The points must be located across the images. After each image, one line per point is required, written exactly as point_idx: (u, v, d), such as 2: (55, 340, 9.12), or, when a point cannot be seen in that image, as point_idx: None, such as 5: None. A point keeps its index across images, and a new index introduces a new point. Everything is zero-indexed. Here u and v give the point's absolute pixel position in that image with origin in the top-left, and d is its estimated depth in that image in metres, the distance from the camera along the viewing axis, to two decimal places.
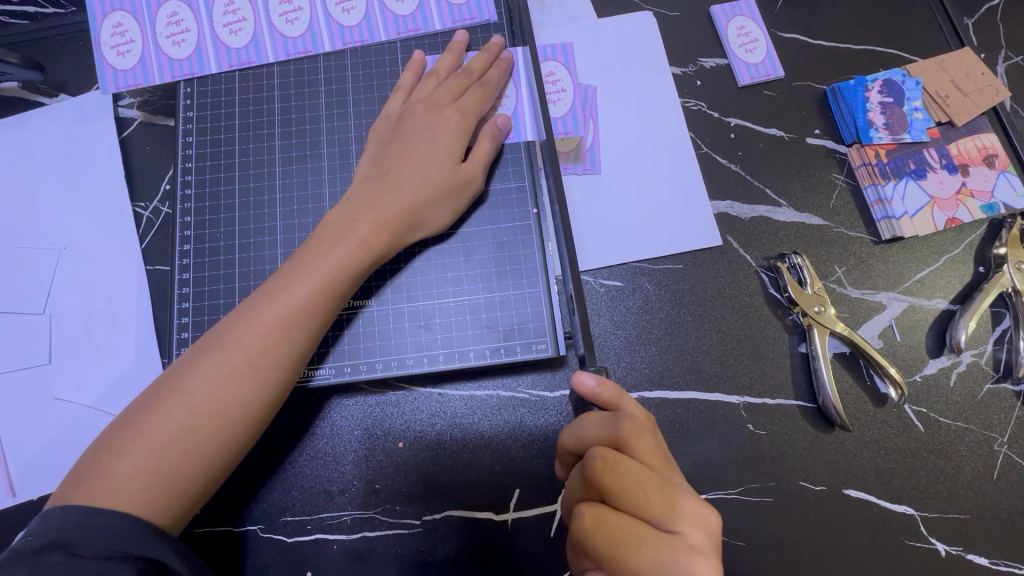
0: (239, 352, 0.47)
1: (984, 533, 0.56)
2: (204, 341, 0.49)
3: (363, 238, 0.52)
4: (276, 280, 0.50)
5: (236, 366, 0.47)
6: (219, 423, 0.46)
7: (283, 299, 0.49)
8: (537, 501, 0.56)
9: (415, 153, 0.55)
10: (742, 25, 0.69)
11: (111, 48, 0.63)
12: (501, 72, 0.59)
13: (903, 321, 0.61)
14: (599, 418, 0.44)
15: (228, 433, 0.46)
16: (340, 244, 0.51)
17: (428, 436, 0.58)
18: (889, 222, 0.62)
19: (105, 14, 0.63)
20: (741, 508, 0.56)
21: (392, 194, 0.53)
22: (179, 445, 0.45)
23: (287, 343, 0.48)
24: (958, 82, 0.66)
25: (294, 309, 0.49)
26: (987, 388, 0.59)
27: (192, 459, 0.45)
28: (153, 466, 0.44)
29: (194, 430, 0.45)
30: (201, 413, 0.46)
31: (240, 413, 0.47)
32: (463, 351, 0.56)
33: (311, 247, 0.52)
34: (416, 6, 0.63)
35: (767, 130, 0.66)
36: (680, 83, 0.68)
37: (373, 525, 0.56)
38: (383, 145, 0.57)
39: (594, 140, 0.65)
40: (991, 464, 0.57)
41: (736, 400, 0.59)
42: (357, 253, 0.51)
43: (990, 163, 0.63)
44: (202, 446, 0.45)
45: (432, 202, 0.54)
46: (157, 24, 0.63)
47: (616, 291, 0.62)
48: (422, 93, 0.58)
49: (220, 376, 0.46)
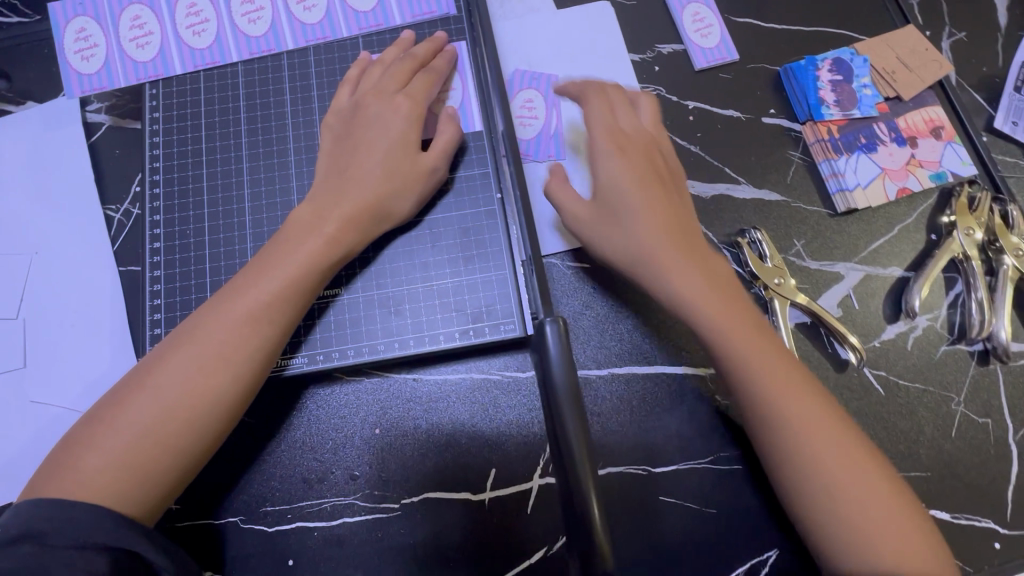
0: (208, 345, 0.48)
1: (945, 489, 0.58)
2: (173, 336, 0.50)
3: (329, 230, 0.53)
4: (244, 275, 0.51)
5: (205, 360, 0.48)
6: (189, 415, 0.47)
7: (253, 292, 0.50)
8: (512, 479, 0.57)
9: (372, 144, 0.56)
10: (696, 11, 0.71)
11: (75, 53, 0.64)
12: (446, 61, 0.61)
13: (861, 289, 0.63)
14: (644, 124, 0.61)
15: (199, 425, 0.47)
16: (306, 237, 0.52)
17: (405, 422, 0.59)
18: (843, 194, 0.64)
19: (68, 20, 0.64)
20: (712, 476, 0.58)
21: (353, 185, 0.55)
22: (149, 437, 0.46)
23: (256, 335, 0.49)
24: (904, 59, 0.68)
25: (262, 302, 0.50)
26: (943, 350, 0.61)
27: (162, 451, 0.46)
28: (124, 459, 0.45)
29: (164, 422, 0.46)
30: (171, 405, 0.46)
31: (211, 405, 0.47)
32: (433, 335, 0.57)
33: (279, 241, 0.53)
34: (376, 2, 0.64)
35: (724, 112, 0.68)
36: (639, 69, 0.70)
37: (353, 511, 0.57)
38: (343, 137, 0.58)
39: (558, 126, 0.66)
40: (949, 423, 0.59)
41: (703, 371, 0.60)
42: (323, 243, 0.52)
43: (937, 135, 0.66)
44: (172, 438, 0.46)
45: (393, 192, 0.56)
46: (120, 28, 0.64)
47: (583, 272, 0.63)
48: (368, 85, 0.59)
49: (189, 369, 0.47)
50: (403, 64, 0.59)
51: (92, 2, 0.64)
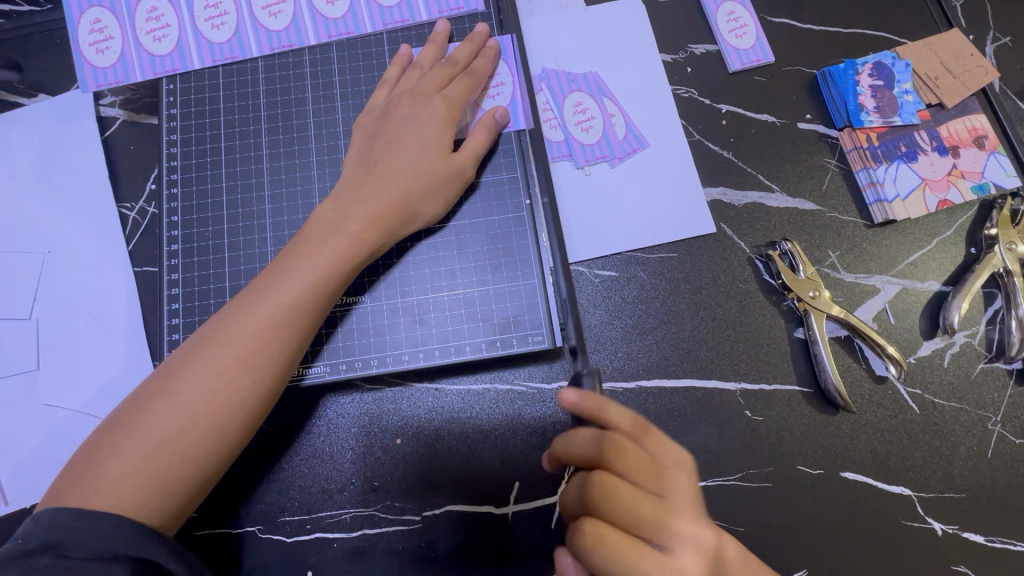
0: (229, 352, 0.46)
1: (979, 510, 0.56)
2: (193, 341, 0.48)
3: (354, 235, 0.51)
4: (266, 279, 0.49)
5: (226, 367, 0.46)
6: (208, 423, 0.45)
7: (274, 297, 0.48)
8: (537, 493, 0.56)
9: (401, 147, 0.54)
10: (731, 10, 0.69)
11: (89, 45, 0.61)
12: (488, 62, 0.58)
13: (898, 303, 0.61)
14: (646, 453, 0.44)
15: (218, 433, 0.45)
16: (328, 243, 0.50)
17: (427, 431, 0.58)
18: (881, 205, 0.62)
19: (82, 10, 0.62)
20: (741, 493, 0.56)
21: (378, 189, 0.53)
22: (168, 446, 0.44)
23: (276, 344, 0.48)
24: (948, 64, 0.66)
25: (285, 307, 0.48)
26: (980, 368, 0.59)
27: (182, 461, 0.44)
28: (144, 467, 0.44)
29: (185, 430, 0.45)
30: (191, 413, 0.45)
31: (231, 415, 0.46)
32: (458, 344, 0.56)
33: (299, 245, 0.51)
34: None
35: (759, 116, 0.66)
36: (670, 70, 0.67)
37: (373, 522, 0.56)
38: (373, 135, 0.56)
39: (605, 127, 0.65)
40: (985, 443, 0.58)
41: (733, 386, 0.59)
42: (347, 250, 0.50)
43: (979, 144, 0.64)
44: (193, 446, 0.45)
45: (421, 194, 0.54)
46: (136, 20, 0.62)
47: (611, 280, 0.62)
48: (407, 85, 0.57)
49: (209, 377, 0.46)
50: (442, 65, 0.57)
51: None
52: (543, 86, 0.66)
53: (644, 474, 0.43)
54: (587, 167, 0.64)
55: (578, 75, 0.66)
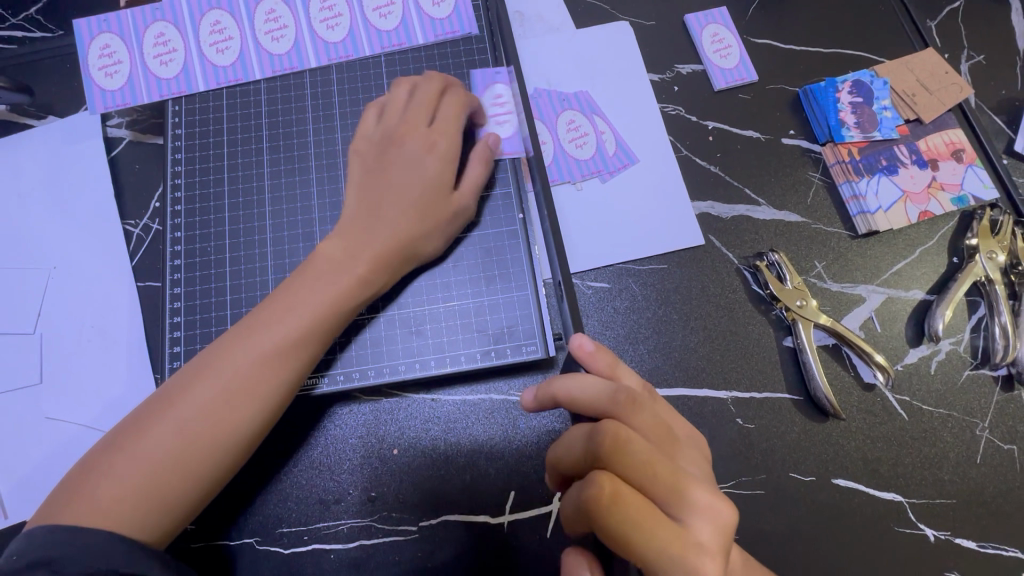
0: (231, 377, 0.47)
1: (970, 517, 0.57)
2: (199, 361, 0.49)
3: (363, 267, 0.52)
4: (274, 304, 0.51)
5: (232, 391, 0.47)
6: (210, 445, 0.46)
7: (287, 323, 0.49)
8: (532, 502, 0.57)
9: (405, 175, 0.55)
10: (715, 32, 0.71)
11: (99, 70, 0.64)
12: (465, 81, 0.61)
13: (883, 312, 0.62)
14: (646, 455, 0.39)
15: (220, 455, 0.47)
16: (337, 272, 0.52)
17: (423, 442, 0.58)
18: (864, 217, 0.64)
19: (94, 36, 0.65)
20: (734, 500, 0.57)
21: (385, 217, 0.54)
22: (169, 465, 0.45)
23: (284, 371, 0.49)
24: (924, 81, 0.68)
25: (296, 334, 0.49)
26: (967, 374, 0.60)
27: (181, 481, 0.45)
28: (139, 486, 0.44)
29: (183, 450, 0.46)
30: (194, 434, 0.46)
31: (233, 439, 0.47)
32: (453, 355, 0.57)
33: (308, 271, 0.52)
34: (399, 22, 0.65)
35: (744, 132, 0.68)
36: (658, 89, 0.70)
37: (370, 533, 0.56)
38: (371, 163, 0.56)
39: (600, 144, 0.67)
40: (974, 449, 0.59)
41: (724, 395, 0.60)
42: (356, 281, 0.52)
43: (958, 157, 0.66)
44: (192, 464, 0.46)
45: (426, 229, 0.55)
46: (144, 44, 0.64)
47: (603, 291, 0.63)
48: (395, 110, 0.58)
49: (213, 399, 0.47)
50: (444, 99, 0.59)
51: (117, 20, 0.65)
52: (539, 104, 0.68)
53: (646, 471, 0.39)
54: (582, 182, 0.66)
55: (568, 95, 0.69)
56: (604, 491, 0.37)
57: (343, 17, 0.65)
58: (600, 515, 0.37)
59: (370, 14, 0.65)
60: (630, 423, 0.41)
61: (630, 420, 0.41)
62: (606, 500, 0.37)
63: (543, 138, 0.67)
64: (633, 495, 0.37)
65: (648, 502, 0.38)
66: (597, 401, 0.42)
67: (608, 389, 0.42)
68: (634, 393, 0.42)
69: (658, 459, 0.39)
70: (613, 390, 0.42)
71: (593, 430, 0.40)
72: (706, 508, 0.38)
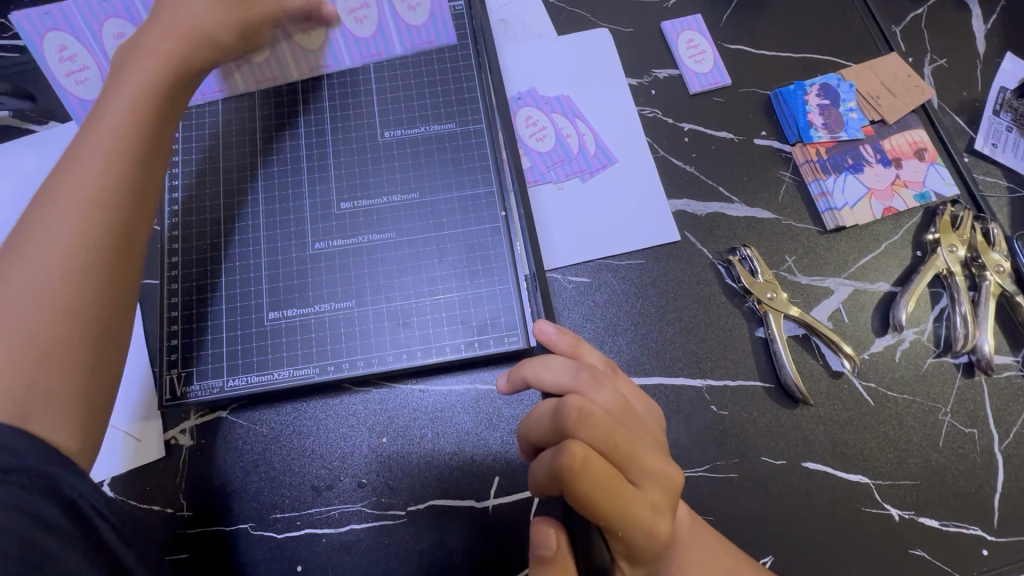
0: (72, 214, 0.47)
1: (933, 497, 0.60)
2: (42, 192, 0.48)
3: (158, 54, 0.54)
4: (91, 122, 0.51)
5: (68, 222, 0.46)
6: (67, 292, 0.45)
7: (107, 123, 0.51)
8: (516, 487, 0.59)
9: (178, 10, 0.56)
10: (690, 38, 0.75)
11: (66, 75, 0.63)
12: None
13: (850, 304, 0.66)
14: (610, 425, 0.43)
15: (82, 307, 0.46)
16: (120, 89, 0.53)
17: (410, 429, 0.61)
18: (832, 213, 0.67)
19: (42, 36, 0.62)
20: (709, 483, 0.60)
21: (163, 30, 0.55)
22: (36, 334, 0.44)
23: (113, 176, 0.49)
24: (888, 84, 0.72)
25: (117, 130, 0.50)
26: (930, 362, 0.64)
27: (53, 345, 0.44)
28: (7, 389, 0.42)
29: (37, 345, 0.44)
30: (47, 288, 0.45)
31: (89, 268, 0.46)
32: (439, 346, 0.60)
33: (115, 79, 0.54)
34: (376, 27, 0.66)
35: (718, 133, 0.72)
36: (636, 92, 0.73)
37: (360, 517, 0.58)
38: (120, 72, 0.54)
39: (580, 145, 0.70)
40: (937, 433, 0.62)
41: (700, 383, 0.63)
42: (156, 66, 0.54)
43: (920, 156, 0.69)
44: (59, 324, 0.45)
45: (214, 21, 0.56)
46: (104, 45, 0.62)
47: (584, 286, 0.66)
48: None
49: (55, 246, 0.46)
50: None
51: (61, 13, 0.61)
52: (522, 106, 0.71)
53: (609, 441, 0.42)
54: (564, 183, 0.69)
55: (549, 99, 0.72)
56: (575, 459, 0.40)
57: None
58: (570, 480, 0.40)
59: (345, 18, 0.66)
60: (593, 398, 0.45)
61: (592, 395, 0.46)
62: (577, 466, 0.40)
63: (528, 144, 0.70)
64: (600, 462, 0.41)
65: (612, 469, 0.41)
66: (561, 380, 0.47)
67: (572, 368, 0.47)
68: (595, 370, 0.47)
69: (620, 431, 0.43)
70: (576, 370, 0.47)
71: (561, 404, 0.43)
72: (656, 473, 0.43)
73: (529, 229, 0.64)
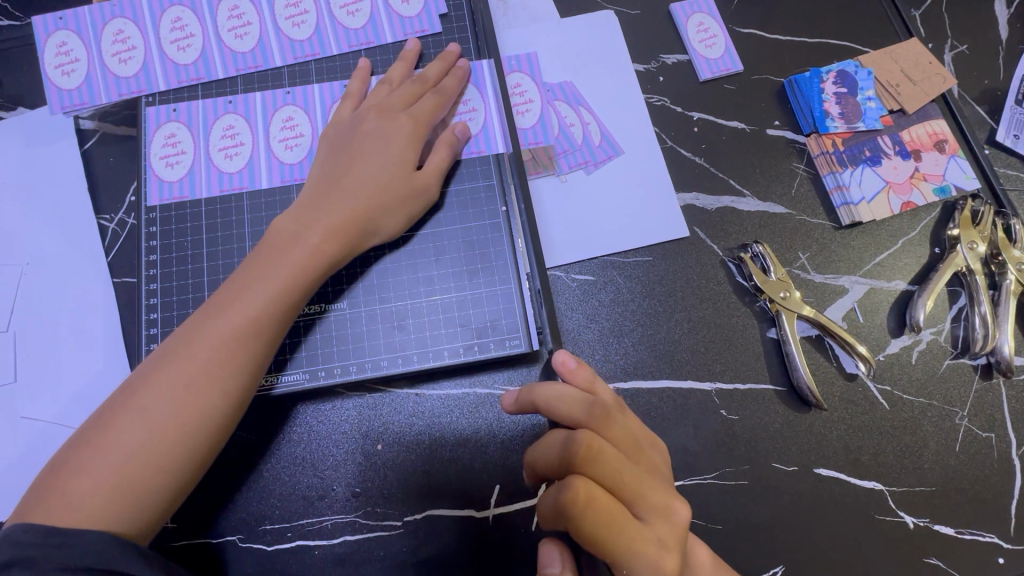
0: (194, 363, 0.46)
1: (949, 504, 0.58)
2: (161, 349, 0.47)
3: (315, 245, 0.51)
4: (229, 289, 0.50)
5: (192, 380, 0.46)
6: (179, 438, 0.45)
7: (233, 314, 0.48)
8: (517, 496, 0.57)
9: (370, 157, 0.55)
10: (700, 21, 0.71)
11: (161, 159, 0.60)
12: (456, 80, 0.60)
13: (866, 303, 0.63)
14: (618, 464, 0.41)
15: (191, 442, 0.45)
16: (289, 251, 0.51)
17: (407, 437, 0.58)
18: (848, 208, 0.64)
19: (159, 124, 0.61)
20: (718, 491, 0.57)
21: (341, 200, 0.53)
22: (142, 457, 0.44)
23: (242, 352, 0.47)
24: (908, 72, 0.68)
25: (238, 327, 0.48)
26: (947, 364, 0.61)
27: (157, 471, 0.44)
28: (106, 497, 0.42)
29: (151, 461, 0.44)
30: (162, 429, 0.44)
31: (204, 421, 0.46)
32: (436, 350, 0.56)
33: (260, 255, 0.51)
34: (366, 20, 0.64)
35: (729, 123, 0.68)
36: (643, 79, 0.69)
37: (354, 529, 0.56)
38: (323, 190, 0.54)
39: (584, 134, 0.66)
40: (954, 438, 0.59)
41: (708, 386, 0.60)
42: (309, 259, 0.51)
43: (940, 148, 0.66)
44: (166, 456, 0.44)
45: (385, 207, 0.55)
46: (210, 137, 0.60)
47: (588, 284, 0.63)
48: (376, 98, 0.58)
49: (175, 389, 0.45)
50: (373, 142, 0.56)
51: (188, 108, 0.61)
52: (515, 71, 0.67)
53: (616, 479, 0.40)
54: (567, 176, 0.65)
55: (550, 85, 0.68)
56: (580, 495, 0.38)
57: (308, 15, 0.64)
58: (575, 515, 0.38)
59: (337, 11, 0.64)
60: (604, 436, 0.43)
61: (604, 432, 0.43)
62: (581, 503, 0.38)
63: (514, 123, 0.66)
64: (606, 500, 0.39)
65: (619, 507, 0.39)
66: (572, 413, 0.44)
67: (585, 402, 0.44)
68: (608, 408, 0.44)
69: (628, 468, 0.41)
70: (590, 403, 0.44)
71: (570, 439, 0.41)
72: (662, 509, 0.41)
73: (530, 224, 0.60)
